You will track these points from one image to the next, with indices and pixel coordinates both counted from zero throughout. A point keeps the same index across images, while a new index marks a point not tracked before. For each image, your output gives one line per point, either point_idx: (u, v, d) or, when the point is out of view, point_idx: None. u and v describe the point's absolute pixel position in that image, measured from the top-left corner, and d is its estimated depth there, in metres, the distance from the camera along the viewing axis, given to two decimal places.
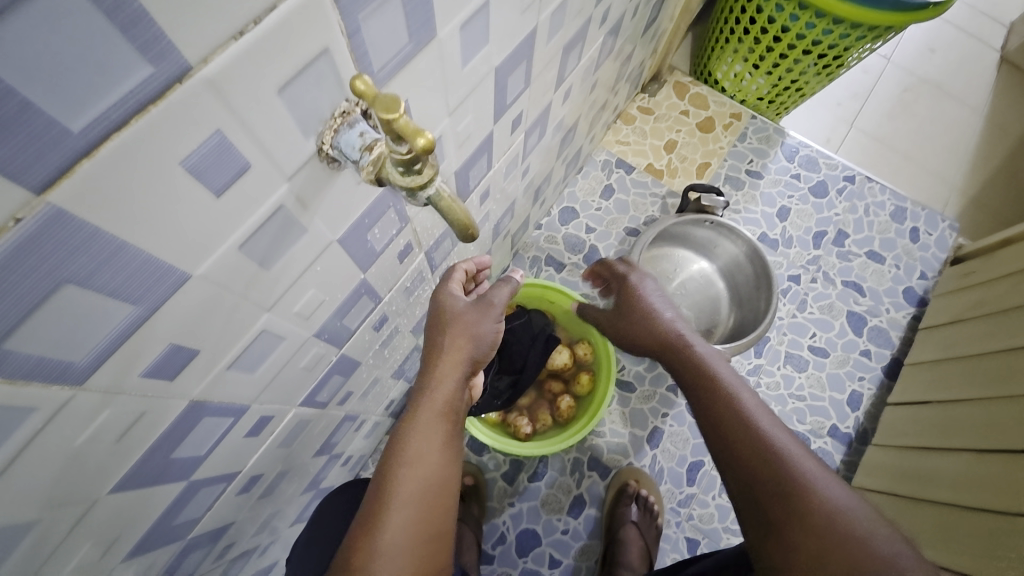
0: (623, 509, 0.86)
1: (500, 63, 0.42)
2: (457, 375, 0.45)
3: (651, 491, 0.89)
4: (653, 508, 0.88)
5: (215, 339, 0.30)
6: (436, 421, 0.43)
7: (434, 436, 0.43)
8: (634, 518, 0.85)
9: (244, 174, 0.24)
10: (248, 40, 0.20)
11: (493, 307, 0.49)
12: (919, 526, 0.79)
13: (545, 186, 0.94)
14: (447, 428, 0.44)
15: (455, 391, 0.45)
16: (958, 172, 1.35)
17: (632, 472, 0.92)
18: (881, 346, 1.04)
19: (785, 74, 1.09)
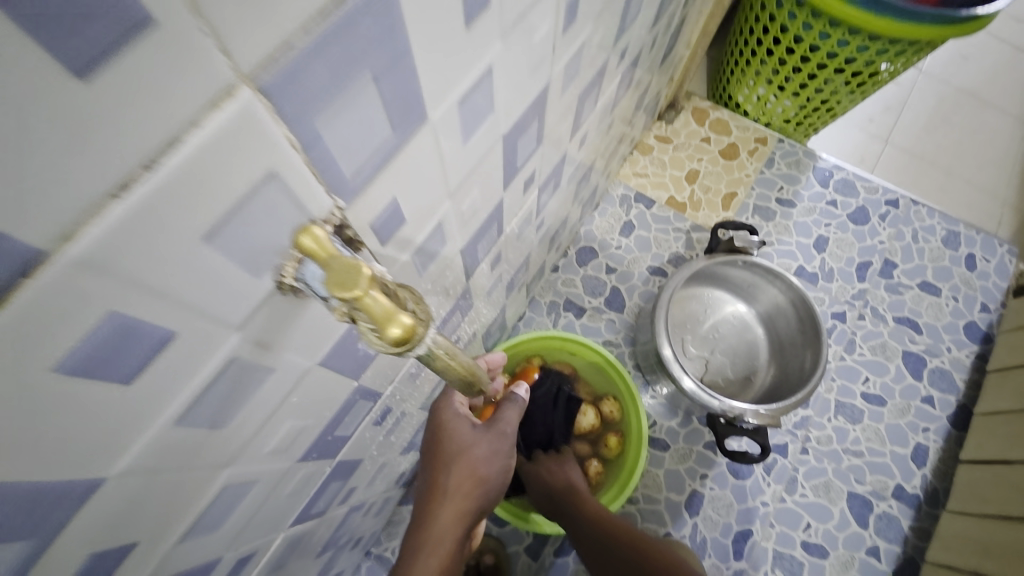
0: None
1: (508, 130, 0.36)
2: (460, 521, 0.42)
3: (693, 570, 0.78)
4: None
5: (157, 520, 0.23)
6: None
7: None
8: None
9: (169, 344, 0.18)
10: (139, 195, 0.14)
11: (502, 438, 0.45)
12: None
13: (561, 230, 0.87)
14: None
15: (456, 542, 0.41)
16: (1010, 187, 1.24)
17: None
18: (945, 390, 0.93)
19: (813, 95, 1.02)
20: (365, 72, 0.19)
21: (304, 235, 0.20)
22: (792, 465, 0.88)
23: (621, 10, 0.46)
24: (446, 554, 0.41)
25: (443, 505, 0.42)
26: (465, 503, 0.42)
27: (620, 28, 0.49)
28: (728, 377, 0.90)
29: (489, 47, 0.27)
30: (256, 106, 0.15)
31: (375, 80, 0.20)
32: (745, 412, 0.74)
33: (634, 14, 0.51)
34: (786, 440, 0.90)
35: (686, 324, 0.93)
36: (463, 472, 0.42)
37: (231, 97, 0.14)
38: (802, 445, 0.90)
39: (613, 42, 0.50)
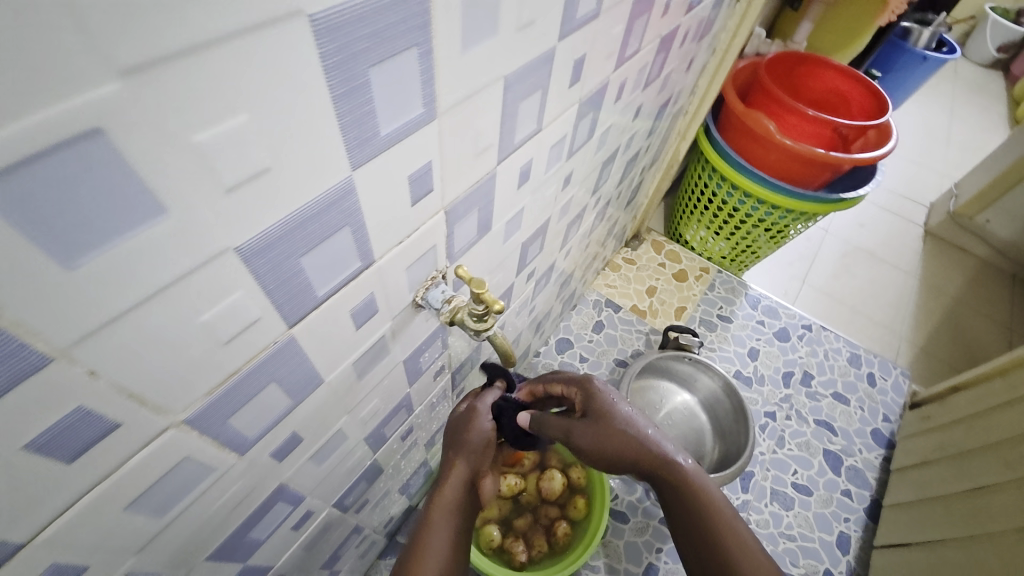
0: None
1: (525, 239, 0.60)
2: (464, 469, 0.53)
3: None
4: None
5: (312, 432, 0.39)
6: (446, 515, 0.50)
7: (443, 526, 0.49)
8: None
9: (373, 316, 0.37)
10: (401, 247, 0.35)
11: (482, 414, 0.56)
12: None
13: (546, 319, 1.09)
14: (456, 520, 0.50)
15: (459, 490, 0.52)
16: (905, 324, 1.55)
17: None
18: (860, 486, 1.10)
19: (741, 240, 1.35)
20: (475, 207, 0.42)
21: (458, 267, 0.40)
22: None
23: (596, 176, 0.74)
24: (452, 498, 0.51)
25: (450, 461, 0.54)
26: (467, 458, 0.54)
27: (596, 185, 0.77)
28: None
29: (524, 197, 0.51)
30: (441, 219, 0.37)
31: (477, 210, 0.42)
32: None
33: (605, 177, 0.80)
34: None
35: (644, 409, 1.11)
36: (460, 438, 0.55)
37: (437, 215, 0.36)
38: None
39: (591, 192, 0.77)
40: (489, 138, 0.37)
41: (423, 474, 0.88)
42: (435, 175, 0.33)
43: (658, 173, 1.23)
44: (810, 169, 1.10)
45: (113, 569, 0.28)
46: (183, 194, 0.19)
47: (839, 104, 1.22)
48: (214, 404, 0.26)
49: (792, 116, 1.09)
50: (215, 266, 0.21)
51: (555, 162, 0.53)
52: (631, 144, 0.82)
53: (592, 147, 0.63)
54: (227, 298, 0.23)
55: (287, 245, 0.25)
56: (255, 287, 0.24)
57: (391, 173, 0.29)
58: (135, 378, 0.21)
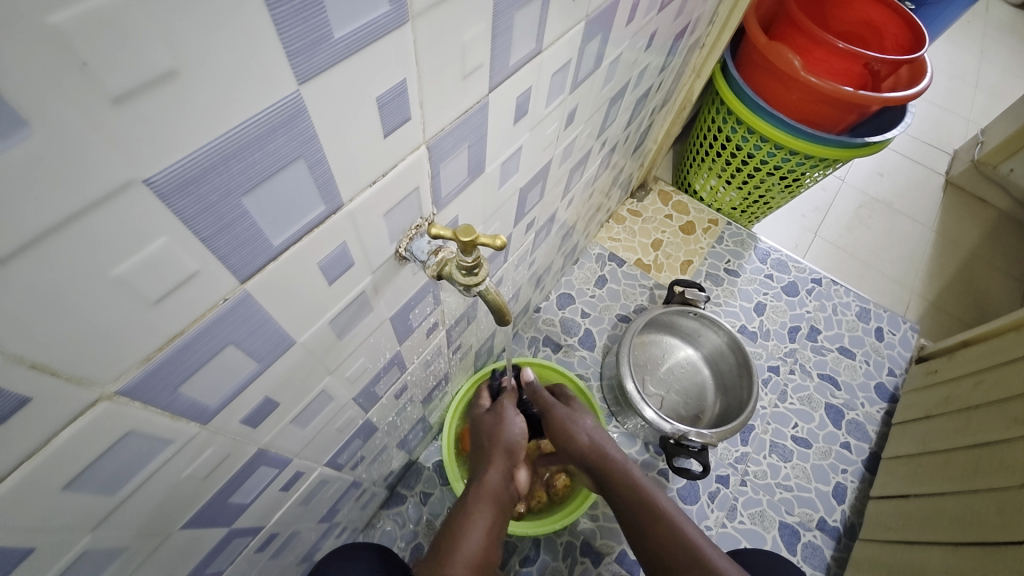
0: None
1: (523, 185, 0.54)
2: (499, 471, 0.67)
3: None
4: None
5: (290, 395, 0.36)
6: (488, 503, 0.63)
7: (484, 515, 0.61)
8: None
9: (349, 269, 0.33)
10: (376, 186, 0.29)
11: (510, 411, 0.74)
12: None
13: (546, 274, 1.05)
14: (495, 510, 0.63)
15: (498, 483, 0.66)
16: (917, 278, 1.50)
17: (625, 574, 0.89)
18: (860, 438, 1.10)
19: (754, 190, 1.27)
20: (465, 144, 0.36)
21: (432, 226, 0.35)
22: (732, 494, 1.02)
23: (603, 116, 0.67)
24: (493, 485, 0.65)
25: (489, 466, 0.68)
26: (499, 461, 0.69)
27: (602, 126, 0.70)
28: (681, 412, 1.06)
29: (522, 134, 0.45)
30: (423, 154, 0.32)
31: (467, 147, 0.37)
32: (689, 432, 0.89)
33: (613, 116, 0.73)
34: (728, 472, 1.04)
35: (647, 365, 1.10)
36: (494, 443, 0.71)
37: (417, 149, 0.31)
38: (741, 478, 1.03)
39: (597, 134, 0.70)
40: (479, 57, 0.31)
41: (422, 429, 0.88)
42: (412, 99, 0.27)
43: (669, 116, 1.14)
44: (834, 110, 1.02)
45: (68, 546, 0.25)
46: (47, 107, 0.14)
47: (871, 36, 1.11)
48: (156, 371, 0.23)
49: (819, 50, 0.99)
50: (123, 203, 0.17)
51: (557, 96, 0.47)
52: (642, 80, 0.74)
53: (600, 79, 0.56)
54: (149, 247, 0.19)
55: (221, 180, 0.20)
56: (184, 234, 0.20)
57: (354, 93, 0.23)
58: (35, 344, 0.18)
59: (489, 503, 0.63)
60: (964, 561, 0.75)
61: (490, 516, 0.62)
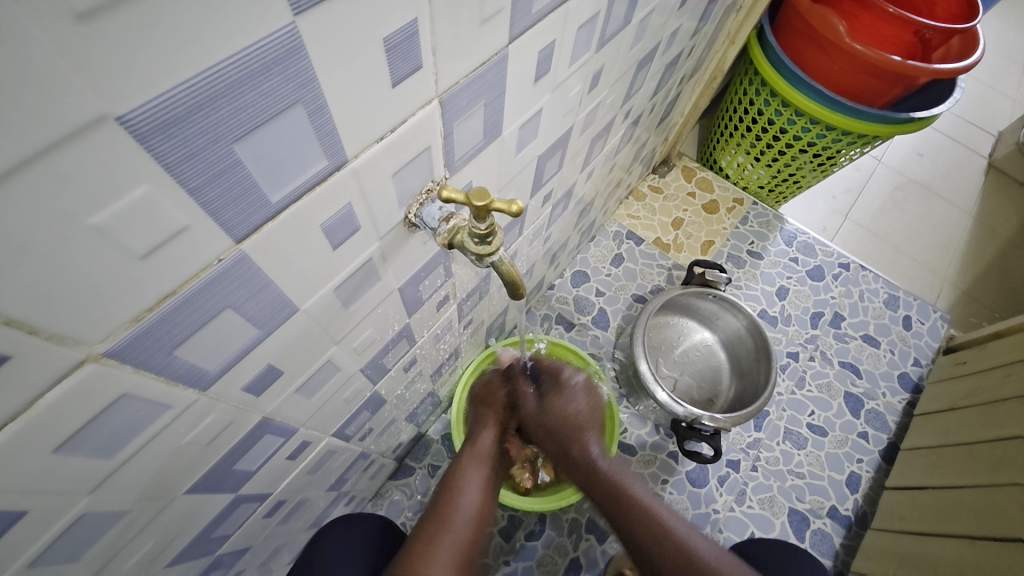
0: None
1: (540, 154, 0.51)
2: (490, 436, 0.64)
3: None
4: None
5: (295, 364, 0.35)
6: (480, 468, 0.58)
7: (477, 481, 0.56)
8: None
9: (355, 233, 0.31)
10: (384, 142, 0.27)
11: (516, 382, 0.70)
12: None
13: (561, 251, 1.02)
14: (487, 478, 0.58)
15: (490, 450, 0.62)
16: (950, 266, 1.43)
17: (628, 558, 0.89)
18: (879, 429, 1.07)
19: (783, 168, 1.21)
20: (481, 102, 0.33)
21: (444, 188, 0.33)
22: (743, 480, 1.00)
23: (629, 81, 0.63)
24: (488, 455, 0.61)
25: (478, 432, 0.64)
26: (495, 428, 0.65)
27: (627, 93, 0.66)
28: (694, 395, 1.04)
29: (542, 96, 0.42)
30: (435, 110, 0.29)
31: (484, 106, 0.34)
32: (702, 416, 0.87)
33: (639, 83, 0.68)
34: (739, 457, 1.02)
35: (661, 347, 1.08)
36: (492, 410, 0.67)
37: (429, 104, 0.28)
38: (753, 464, 1.02)
39: (621, 102, 0.66)
40: (499, 1, 0.28)
41: (432, 402, 0.88)
42: (424, 44, 0.25)
43: (697, 86, 1.08)
44: (879, 82, 0.95)
45: (66, 508, 0.25)
46: None
47: (923, 3, 1.02)
48: (148, 332, 0.22)
49: (867, 16, 0.92)
50: (96, 143, 0.15)
51: (581, 55, 0.43)
52: (671, 44, 0.69)
53: (628, 39, 0.51)
54: (129, 195, 0.17)
55: (211, 120, 0.18)
56: (169, 182, 0.18)
57: (358, 30, 0.21)
58: (9, 296, 0.16)
59: (482, 468, 0.58)
60: (982, 558, 0.73)
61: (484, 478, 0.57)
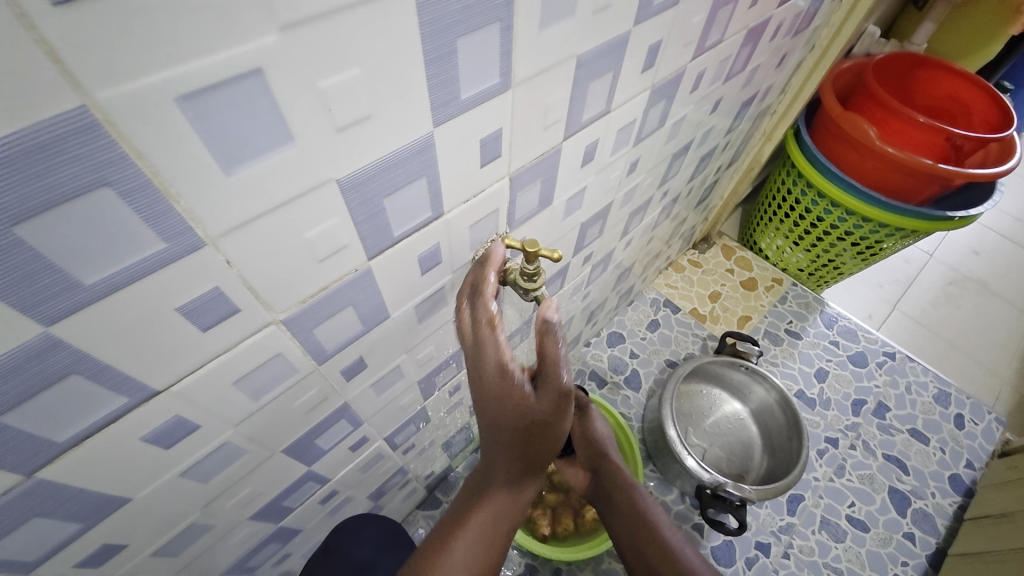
0: None
1: (583, 221, 0.62)
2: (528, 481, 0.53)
3: None
4: None
5: (376, 361, 0.45)
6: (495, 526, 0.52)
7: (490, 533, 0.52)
8: None
9: (437, 266, 0.42)
10: (468, 203, 0.39)
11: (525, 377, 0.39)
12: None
13: (599, 310, 1.10)
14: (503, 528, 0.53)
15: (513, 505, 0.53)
16: (1012, 369, 1.36)
17: None
18: (927, 531, 1.00)
19: (822, 254, 1.26)
20: (539, 179, 0.45)
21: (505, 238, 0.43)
22: (772, 565, 0.96)
23: (665, 168, 0.74)
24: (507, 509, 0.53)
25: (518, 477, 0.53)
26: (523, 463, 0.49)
27: (663, 177, 0.77)
28: (723, 467, 1.04)
29: (587, 177, 0.53)
30: (506, 183, 0.41)
31: (541, 182, 0.46)
32: (727, 484, 0.87)
33: (675, 170, 0.80)
34: (769, 540, 0.99)
35: (691, 414, 1.10)
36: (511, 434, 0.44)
37: (502, 179, 0.40)
38: (784, 549, 0.98)
39: (658, 184, 0.77)
40: (558, 114, 0.40)
41: (466, 436, 0.95)
42: (504, 140, 0.37)
43: (736, 173, 1.19)
44: (914, 180, 1.01)
45: (217, 434, 0.35)
46: (307, 131, 0.24)
47: (960, 113, 1.10)
48: (305, 312, 0.33)
49: (898, 122, 1.00)
50: (323, 192, 0.27)
51: (621, 147, 0.55)
52: (706, 139, 0.81)
53: (663, 136, 0.63)
54: (325, 223, 0.29)
55: (379, 183, 0.30)
56: (347, 216, 0.30)
57: (466, 135, 0.33)
58: (253, 276, 0.28)
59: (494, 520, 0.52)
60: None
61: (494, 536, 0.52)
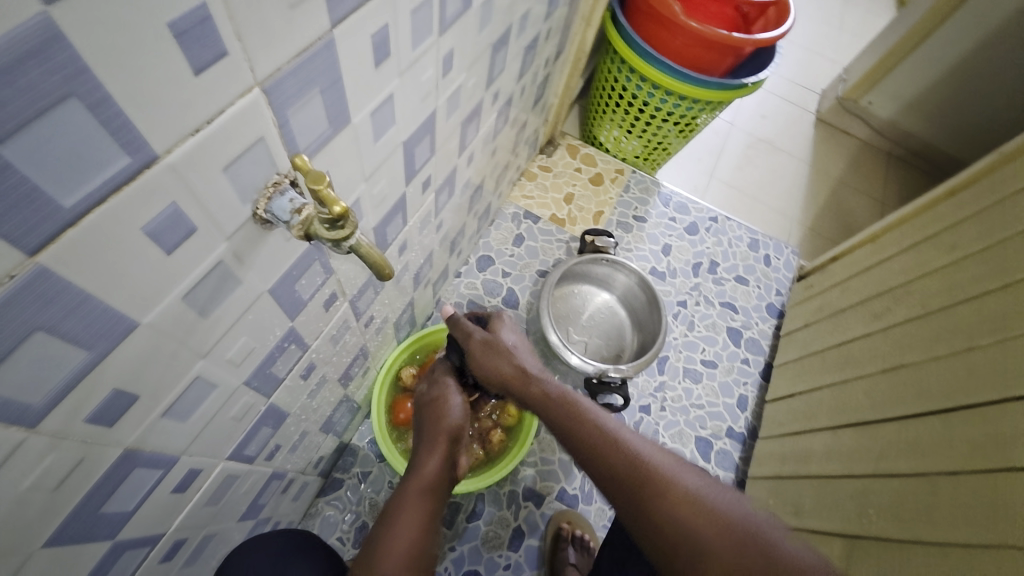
0: (562, 554, 0.89)
1: (405, 139, 0.52)
2: (438, 457, 0.67)
3: (586, 531, 0.94)
4: (590, 546, 0.91)
5: (153, 385, 0.32)
6: (422, 497, 0.62)
7: (418, 509, 0.60)
8: (573, 560, 0.88)
9: (191, 235, 0.29)
10: (202, 134, 0.26)
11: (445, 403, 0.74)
12: (832, 510, 0.82)
13: (460, 237, 1.03)
14: (429, 501, 0.63)
15: (435, 472, 0.66)
16: (796, 209, 1.67)
17: (565, 514, 0.96)
18: (756, 353, 1.23)
19: (652, 137, 1.33)
20: (315, 88, 0.33)
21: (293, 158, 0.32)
22: (654, 420, 1.11)
23: (488, 63, 0.65)
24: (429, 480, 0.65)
25: (424, 452, 0.69)
26: (441, 448, 0.69)
27: (489, 75, 0.68)
28: (603, 353, 1.12)
29: (390, 80, 0.42)
30: (259, 98, 0.29)
31: (320, 92, 0.34)
32: (608, 369, 0.94)
33: (500, 66, 0.71)
34: (649, 401, 1.13)
35: (569, 315, 1.14)
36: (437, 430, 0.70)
37: (249, 93, 0.27)
38: (661, 405, 1.13)
39: (485, 85, 0.69)
40: None
41: (348, 409, 0.85)
42: (225, 30, 0.24)
43: (566, 66, 1.14)
44: (714, 54, 1.08)
45: None
46: None
47: None
48: None
49: None
50: None
51: (424, 38, 0.44)
52: (525, 26, 0.73)
53: (474, 22, 0.53)
54: None
55: None
56: None
57: (135, 19, 0.20)
58: None
59: (422, 499, 0.62)
60: (884, 440, 0.80)
61: (422, 511, 0.60)
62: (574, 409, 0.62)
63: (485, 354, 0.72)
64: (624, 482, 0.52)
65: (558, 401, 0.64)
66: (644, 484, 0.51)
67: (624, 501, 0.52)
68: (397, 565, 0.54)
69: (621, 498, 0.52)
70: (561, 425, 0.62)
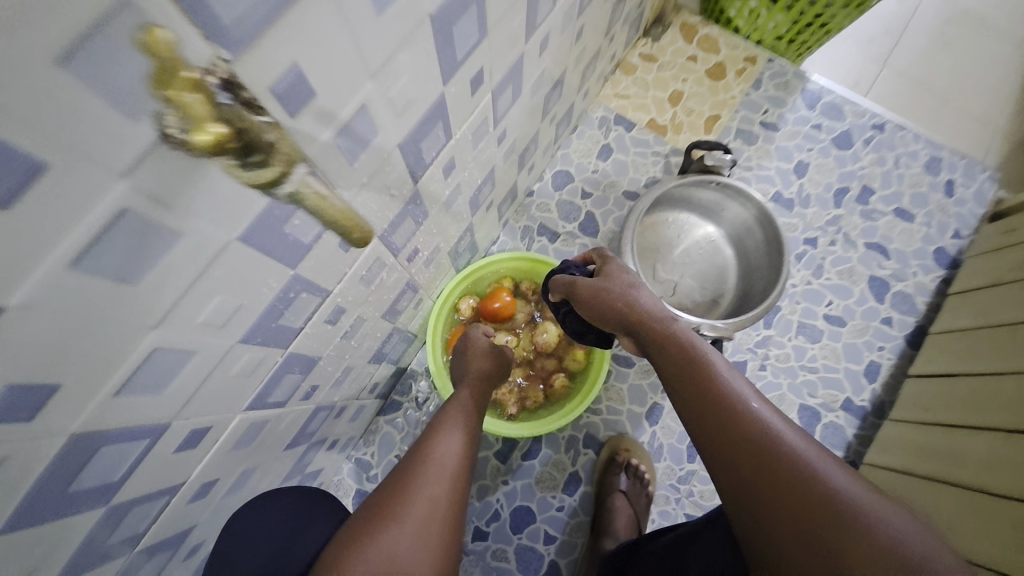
0: (612, 479, 0.83)
1: (434, 10, 0.35)
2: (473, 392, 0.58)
3: (642, 460, 0.86)
4: (644, 476, 0.85)
5: (81, 368, 0.26)
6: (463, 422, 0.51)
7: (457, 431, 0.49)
8: (623, 486, 0.82)
9: (43, 172, 0.19)
10: None
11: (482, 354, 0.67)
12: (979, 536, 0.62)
13: (532, 149, 0.86)
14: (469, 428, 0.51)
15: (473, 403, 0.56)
16: (1008, 113, 1.19)
17: (623, 441, 0.88)
18: (904, 313, 0.96)
19: (808, 7, 0.95)
20: None
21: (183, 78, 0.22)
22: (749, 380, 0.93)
23: None
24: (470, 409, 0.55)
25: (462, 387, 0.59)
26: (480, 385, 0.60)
27: None
28: (696, 299, 0.93)
29: None
30: None
31: None
32: (701, 326, 0.76)
33: None
34: (746, 357, 0.95)
35: (657, 248, 0.95)
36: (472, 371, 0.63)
37: None
38: (761, 363, 0.94)
39: None
40: None
41: (402, 340, 0.80)
42: None
43: None
44: None
45: None
46: None
47: None
48: None
49: None
50: None
51: None
52: None
53: None
54: None
55: None
56: None
57: None
58: None
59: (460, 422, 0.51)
60: None
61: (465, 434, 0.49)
62: (697, 364, 0.48)
63: (605, 284, 0.58)
64: (757, 468, 0.40)
65: (677, 353, 0.50)
66: (786, 475, 0.38)
67: (750, 491, 0.40)
68: (436, 486, 0.42)
69: (746, 485, 0.40)
70: (676, 380, 0.48)
